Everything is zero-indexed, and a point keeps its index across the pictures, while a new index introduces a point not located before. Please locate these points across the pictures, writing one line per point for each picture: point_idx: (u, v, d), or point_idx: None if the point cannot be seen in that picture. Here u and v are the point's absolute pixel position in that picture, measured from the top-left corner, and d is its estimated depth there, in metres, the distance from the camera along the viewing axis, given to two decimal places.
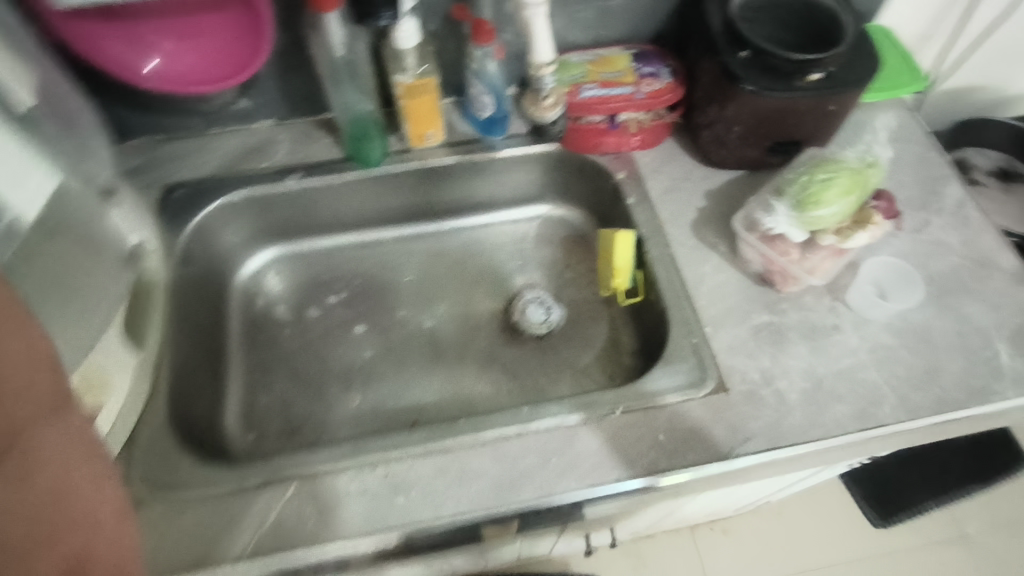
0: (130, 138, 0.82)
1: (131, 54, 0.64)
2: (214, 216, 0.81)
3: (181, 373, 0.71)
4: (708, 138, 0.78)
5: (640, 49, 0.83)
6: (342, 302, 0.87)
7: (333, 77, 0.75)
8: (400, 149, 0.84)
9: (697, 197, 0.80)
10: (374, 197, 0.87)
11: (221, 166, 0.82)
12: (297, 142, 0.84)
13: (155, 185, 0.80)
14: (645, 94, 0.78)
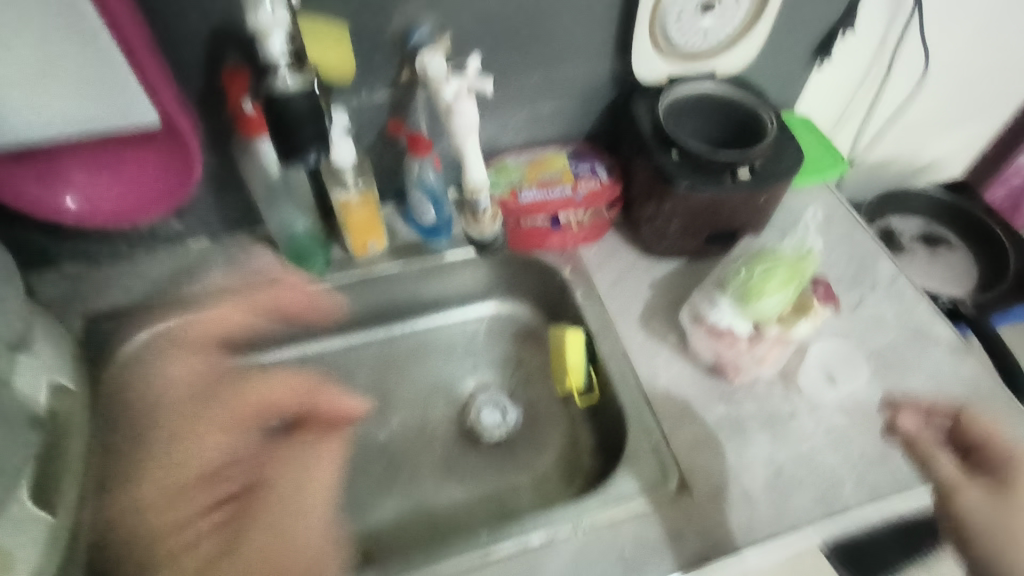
0: (51, 268, 0.78)
1: (49, 192, 0.61)
2: (143, 344, 0.76)
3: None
4: (649, 232, 0.80)
5: (576, 149, 0.86)
6: None
7: (269, 198, 0.75)
8: (342, 258, 0.83)
9: (642, 289, 0.80)
10: (316, 309, 0.84)
11: (151, 291, 0.78)
12: (233, 260, 0.82)
13: (79, 316, 0.75)
14: (583, 195, 0.80)
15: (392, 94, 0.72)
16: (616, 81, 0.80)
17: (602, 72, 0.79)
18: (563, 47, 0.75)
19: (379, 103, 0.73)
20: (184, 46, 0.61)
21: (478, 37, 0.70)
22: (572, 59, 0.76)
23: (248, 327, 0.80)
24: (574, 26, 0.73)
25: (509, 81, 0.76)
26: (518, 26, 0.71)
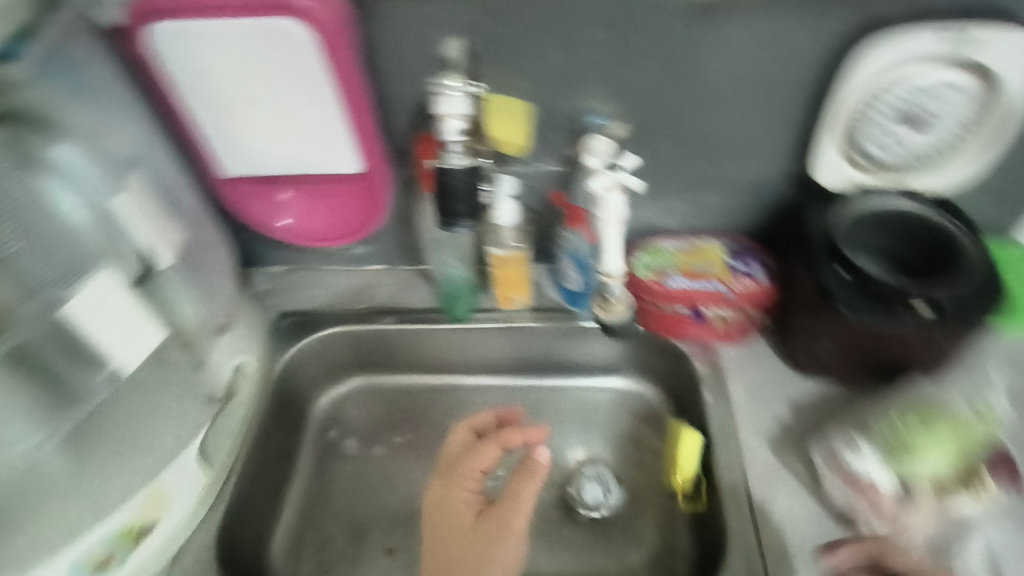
0: (261, 265, 0.94)
1: (267, 211, 0.73)
2: (311, 345, 0.89)
3: (255, 477, 0.78)
4: (799, 347, 0.74)
5: (738, 244, 0.82)
6: (406, 444, 0.90)
7: (435, 245, 0.83)
8: (490, 307, 0.88)
9: (779, 405, 0.75)
10: (456, 347, 0.91)
11: (328, 300, 0.91)
12: (397, 288, 0.92)
13: (270, 310, 0.90)
14: (734, 293, 0.77)
15: (562, 167, 0.77)
16: (791, 183, 0.77)
17: (776, 172, 0.76)
18: (740, 144, 0.74)
19: (549, 172, 0.78)
20: (397, 111, 0.71)
21: (651, 125, 0.73)
22: (745, 156, 0.75)
23: (400, 346, 0.92)
24: (752, 125, 0.72)
25: (678, 169, 0.77)
26: (693, 120, 0.72)
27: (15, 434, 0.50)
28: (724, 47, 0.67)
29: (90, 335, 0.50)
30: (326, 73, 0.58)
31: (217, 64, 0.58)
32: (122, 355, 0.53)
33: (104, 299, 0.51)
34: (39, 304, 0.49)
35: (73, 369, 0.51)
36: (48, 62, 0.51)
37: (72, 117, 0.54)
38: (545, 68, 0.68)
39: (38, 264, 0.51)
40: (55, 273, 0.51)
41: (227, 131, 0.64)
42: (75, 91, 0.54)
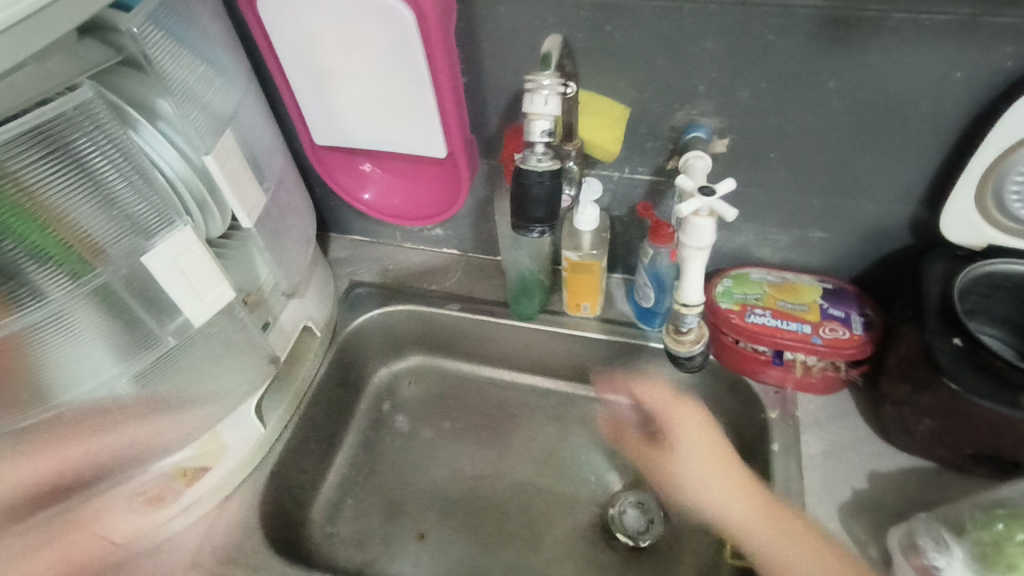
0: (344, 233, 0.96)
1: (355, 185, 0.73)
2: (378, 318, 0.90)
3: (305, 436, 0.80)
4: (890, 416, 0.66)
5: (837, 286, 0.75)
6: (454, 431, 0.90)
7: (511, 242, 0.81)
8: (557, 310, 0.86)
9: (858, 473, 0.67)
10: (517, 345, 0.89)
11: (400, 278, 0.92)
12: (469, 276, 0.91)
13: (345, 278, 0.92)
14: (823, 340, 0.69)
15: (653, 178, 0.72)
16: (917, 232, 0.68)
17: (898, 217, 0.68)
18: (860, 181, 0.66)
19: (639, 181, 0.73)
20: (491, 102, 0.69)
21: (764, 150, 0.66)
22: (868, 195, 0.67)
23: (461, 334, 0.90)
24: (882, 163, 0.64)
25: (785, 198, 0.70)
26: (814, 149, 0.65)
27: (89, 367, 0.48)
28: (862, 74, 0.59)
29: (162, 287, 0.48)
30: (422, 61, 0.57)
31: (317, 36, 0.58)
32: (194, 312, 0.50)
33: (182, 253, 0.48)
34: (134, 247, 0.46)
35: (145, 313, 0.49)
36: (155, 14, 0.47)
37: (179, 66, 0.50)
38: (653, 74, 0.63)
39: (138, 208, 0.46)
40: (152, 220, 0.47)
41: (318, 100, 0.65)
42: (183, 42, 0.51)
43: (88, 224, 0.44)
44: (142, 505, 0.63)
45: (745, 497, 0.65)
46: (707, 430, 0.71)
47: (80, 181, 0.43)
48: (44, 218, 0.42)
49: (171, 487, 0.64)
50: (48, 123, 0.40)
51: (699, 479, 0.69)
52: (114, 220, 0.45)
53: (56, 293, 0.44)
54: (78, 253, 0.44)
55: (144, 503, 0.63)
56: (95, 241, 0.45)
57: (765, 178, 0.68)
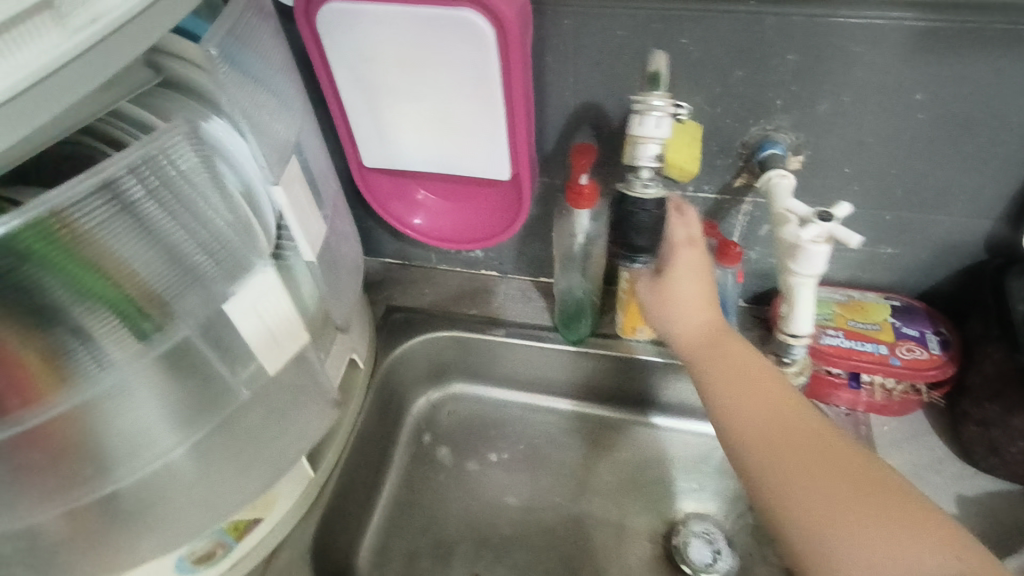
0: (376, 255, 0.91)
1: (405, 209, 0.70)
2: (419, 346, 0.85)
3: (350, 475, 0.74)
4: (977, 438, 0.64)
5: (904, 303, 0.72)
6: (502, 463, 0.85)
7: (565, 263, 0.76)
8: (607, 333, 0.82)
9: (945, 498, 0.65)
10: (564, 370, 0.85)
11: (439, 302, 0.87)
12: (512, 298, 0.87)
13: (380, 303, 0.87)
14: (903, 361, 0.67)
15: (718, 195, 0.69)
16: (993, 246, 0.66)
17: (975, 233, 0.66)
18: (938, 196, 0.64)
19: (703, 199, 0.70)
20: (550, 119, 0.66)
21: (839, 165, 0.63)
22: (945, 209, 0.65)
23: (504, 360, 0.86)
24: (964, 176, 0.62)
25: (858, 215, 0.67)
26: (892, 163, 0.62)
27: (154, 432, 0.44)
28: (955, 88, 0.56)
29: (242, 335, 0.46)
30: (497, 82, 0.54)
31: (380, 54, 0.54)
32: (270, 355, 0.48)
33: (263, 297, 0.46)
34: (211, 296, 0.43)
35: (221, 365, 0.46)
36: (223, 45, 0.42)
37: (244, 96, 0.45)
38: (729, 90, 0.60)
39: (205, 259, 0.42)
40: (226, 264, 0.43)
41: (371, 121, 0.60)
42: (249, 69, 0.46)
43: (157, 278, 0.40)
44: (189, 565, 0.56)
45: (737, 359, 0.58)
46: (702, 275, 0.61)
47: (152, 233, 0.39)
48: (114, 275, 0.38)
49: (222, 543, 0.58)
50: (119, 177, 0.35)
51: (674, 317, 0.61)
52: (181, 276, 0.41)
53: (124, 352, 0.40)
54: (147, 309, 0.40)
55: (191, 564, 0.56)
56: (164, 297, 0.40)
57: (838, 193, 0.66)
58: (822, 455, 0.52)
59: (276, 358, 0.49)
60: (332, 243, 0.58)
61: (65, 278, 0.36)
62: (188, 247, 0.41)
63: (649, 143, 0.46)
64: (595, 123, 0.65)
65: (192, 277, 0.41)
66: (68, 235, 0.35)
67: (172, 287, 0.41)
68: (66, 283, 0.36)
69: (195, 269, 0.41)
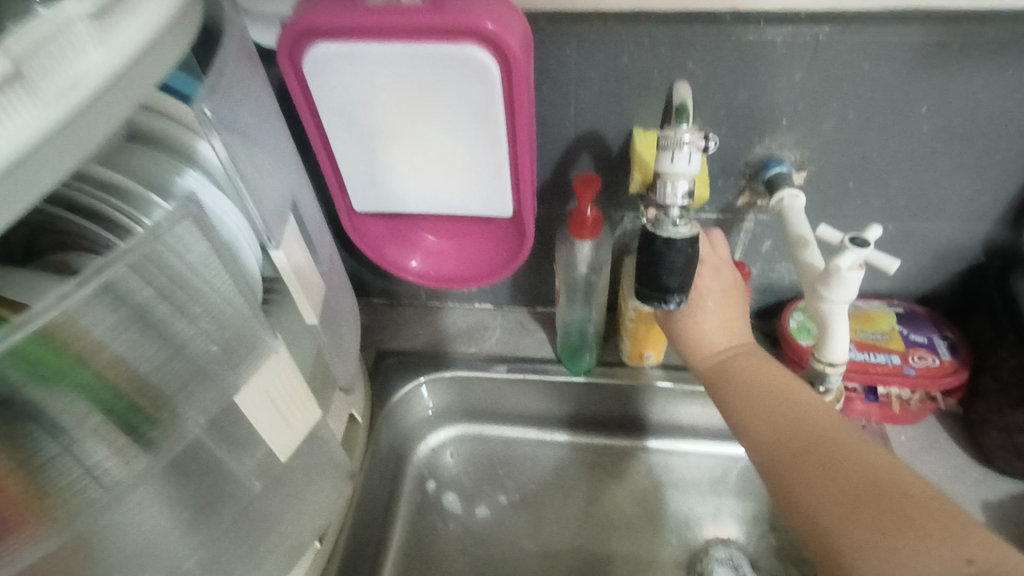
0: (364, 297, 0.87)
1: (400, 252, 0.67)
2: (416, 389, 0.81)
3: (358, 536, 0.70)
4: (1001, 443, 0.64)
5: (908, 309, 0.72)
6: (512, 504, 0.80)
7: (568, 295, 0.73)
8: (612, 361, 0.80)
9: (969, 505, 0.64)
10: (569, 401, 0.82)
11: (434, 341, 0.84)
12: (510, 331, 0.84)
13: (373, 348, 0.83)
14: (916, 369, 0.67)
15: (721, 216, 0.68)
16: (992, 249, 0.67)
17: (974, 237, 0.66)
18: (937, 204, 0.64)
19: (705, 220, 0.68)
20: (548, 149, 0.63)
21: (842, 180, 0.63)
22: (945, 217, 0.65)
23: (506, 395, 0.83)
24: (964, 184, 0.62)
25: (859, 225, 0.67)
26: (894, 175, 0.62)
27: (158, 543, 0.41)
28: (953, 99, 0.56)
29: (254, 424, 0.44)
30: (502, 122, 0.52)
31: (376, 96, 0.51)
32: (281, 442, 0.48)
33: (274, 384, 0.45)
34: (223, 387, 0.42)
35: (229, 458, 0.44)
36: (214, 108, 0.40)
37: (240, 159, 0.43)
38: (731, 111, 0.59)
39: (209, 348, 0.41)
40: (238, 350, 0.42)
41: (363, 164, 0.57)
42: (241, 127, 0.43)
43: (163, 375, 0.39)
44: None
45: (755, 371, 0.56)
46: (732, 300, 0.59)
47: (155, 331, 0.39)
48: (117, 377, 0.37)
49: None
50: (121, 272, 0.34)
51: (706, 329, 0.58)
52: (184, 369, 0.40)
53: (130, 464, 0.38)
54: (151, 413, 0.39)
55: None
56: (168, 395, 0.39)
57: (841, 207, 0.65)
58: (824, 445, 0.49)
59: (283, 429, 0.47)
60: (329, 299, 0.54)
61: (65, 389, 0.35)
62: (191, 338, 0.40)
63: (677, 180, 0.42)
64: (595, 151, 0.63)
65: (196, 369, 0.40)
66: (70, 348, 0.34)
67: (176, 382, 0.39)
68: (65, 390, 0.36)
69: (197, 362, 0.40)
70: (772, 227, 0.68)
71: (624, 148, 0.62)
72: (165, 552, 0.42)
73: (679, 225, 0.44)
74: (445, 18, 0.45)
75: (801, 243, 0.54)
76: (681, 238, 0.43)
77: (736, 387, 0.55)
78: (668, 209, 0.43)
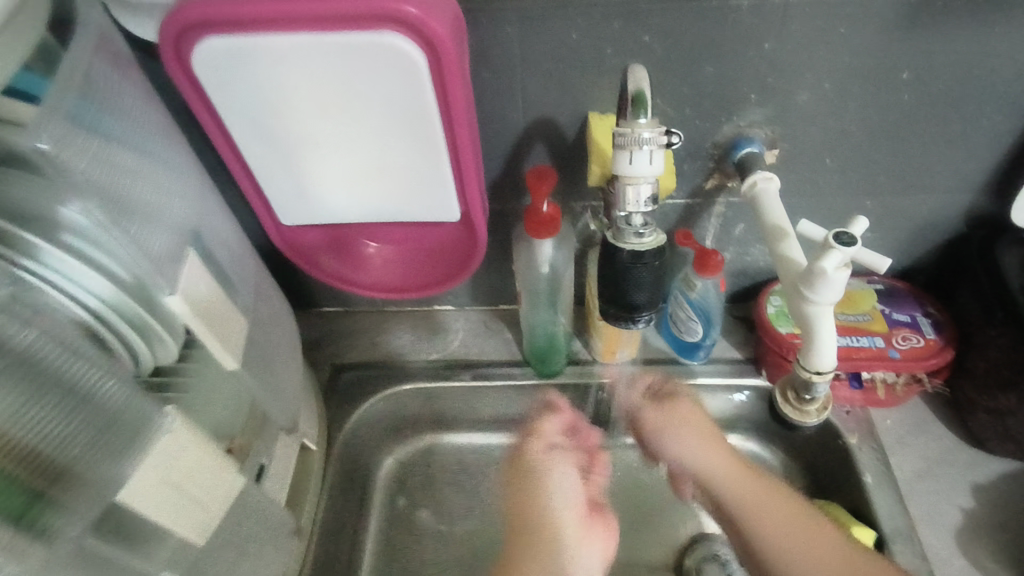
0: (313, 307, 0.80)
1: (342, 264, 0.60)
2: (376, 406, 0.74)
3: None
4: (988, 424, 0.61)
5: (889, 286, 0.69)
6: (490, 518, 0.75)
7: (531, 298, 0.68)
8: (584, 358, 0.75)
9: (958, 490, 0.62)
10: (542, 403, 0.76)
11: (391, 350, 0.77)
12: (473, 333, 0.78)
13: (326, 363, 0.76)
14: (902, 352, 0.63)
15: (690, 201, 0.62)
16: (975, 218, 0.63)
17: (956, 208, 0.62)
18: (918, 175, 0.60)
19: (673, 207, 0.63)
20: (496, 140, 0.57)
21: (817, 155, 0.58)
22: (927, 187, 0.61)
23: (475, 401, 0.77)
24: (946, 153, 0.58)
25: (837, 202, 0.62)
26: (874, 147, 0.57)
27: None
28: (933, 64, 0.51)
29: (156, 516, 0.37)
30: (434, 117, 0.45)
31: (287, 97, 0.44)
32: (190, 526, 0.39)
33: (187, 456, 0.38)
34: (105, 481, 0.34)
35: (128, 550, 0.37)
36: (74, 107, 0.34)
37: (116, 171, 0.38)
38: (696, 88, 0.53)
39: (110, 406, 0.35)
40: (123, 426, 0.35)
41: (287, 172, 0.50)
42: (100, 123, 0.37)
43: (54, 448, 0.32)
44: None
45: (744, 489, 0.59)
46: (704, 435, 0.63)
47: (40, 391, 0.32)
48: (2, 457, 0.30)
49: None
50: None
51: (698, 456, 0.62)
52: (84, 435, 0.33)
53: (25, 564, 0.30)
54: (53, 489, 0.32)
55: None
56: (68, 466, 0.33)
57: (816, 185, 0.60)
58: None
59: (188, 515, 0.39)
60: (255, 333, 0.47)
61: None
62: (88, 396, 0.34)
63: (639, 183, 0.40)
64: (549, 139, 0.56)
65: (92, 439, 0.34)
66: None
67: (72, 448, 0.33)
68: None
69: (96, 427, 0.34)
70: (744, 210, 0.63)
71: (580, 134, 0.56)
72: None
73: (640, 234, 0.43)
74: (357, 2, 0.39)
75: (779, 235, 0.49)
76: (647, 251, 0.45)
77: (750, 522, 0.57)
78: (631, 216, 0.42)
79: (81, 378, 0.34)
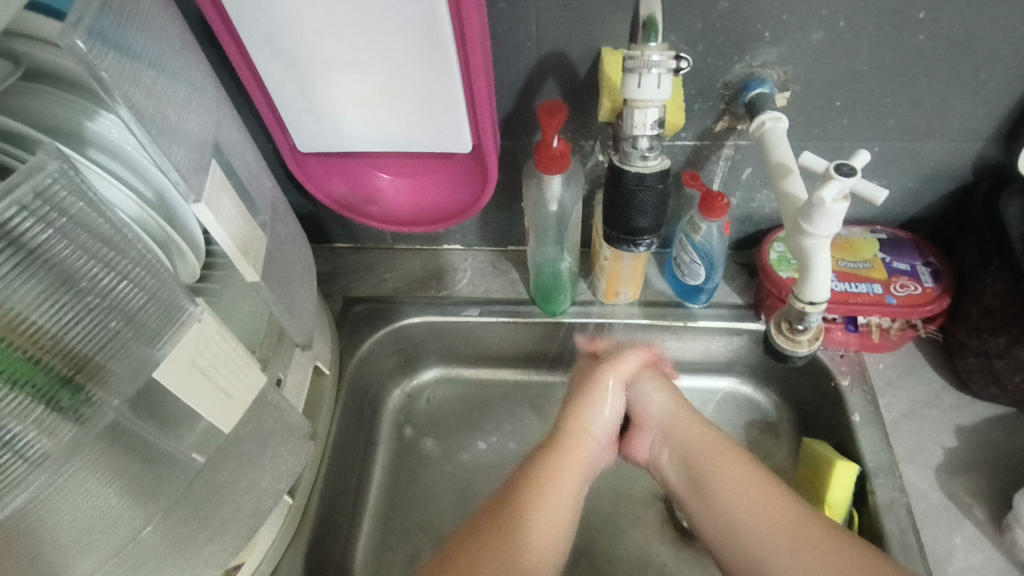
0: (326, 241, 0.83)
1: (356, 195, 0.62)
2: (387, 336, 0.76)
3: (335, 486, 0.67)
4: (977, 369, 0.63)
5: (892, 235, 0.70)
6: (493, 450, 0.76)
7: (539, 233, 0.70)
8: (587, 299, 0.76)
9: (943, 431, 0.64)
10: (546, 339, 0.78)
11: (401, 285, 0.79)
12: (481, 272, 0.80)
13: (338, 295, 0.79)
14: (899, 298, 0.65)
15: (698, 142, 0.63)
16: (981, 168, 0.64)
17: (964, 157, 0.63)
18: (928, 121, 0.60)
19: (681, 148, 0.63)
20: (509, 76, 0.57)
21: (829, 97, 0.58)
22: (935, 136, 0.61)
23: (480, 337, 0.78)
24: (957, 99, 0.58)
25: (847, 146, 0.62)
26: (884, 91, 0.58)
27: (99, 509, 0.39)
28: (950, 4, 0.51)
29: (184, 400, 0.41)
30: (451, 43, 0.46)
31: (303, 14, 0.45)
32: (222, 415, 0.44)
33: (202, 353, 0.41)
34: (133, 367, 0.37)
35: (165, 437, 0.42)
36: (97, 23, 0.34)
37: (146, 88, 0.38)
38: (709, 25, 0.53)
39: (128, 293, 0.36)
40: (150, 316, 0.37)
41: (303, 100, 0.52)
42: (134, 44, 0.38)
43: (93, 341, 0.35)
44: None
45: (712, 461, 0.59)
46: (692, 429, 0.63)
47: (66, 285, 0.33)
48: (47, 351, 0.33)
49: None
50: (40, 241, 0.31)
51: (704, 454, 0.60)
52: (102, 326, 0.35)
53: (56, 437, 0.34)
54: (85, 375, 0.35)
55: None
56: (100, 355, 0.36)
57: (826, 128, 0.61)
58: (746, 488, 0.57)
59: (221, 398, 0.43)
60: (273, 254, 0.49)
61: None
62: (111, 285, 0.35)
63: (648, 107, 0.46)
64: (561, 75, 0.57)
65: (102, 333, 0.35)
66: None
67: (92, 340, 0.35)
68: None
69: (115, 321, 0.36)
70: (752, 152, 0.64)
71: (593, 70, 0.56)
72: (121, 530, 0.40)
73: (647, 157, 0.50)
74: None
75: (783, 171, 0.50)
76: (650, 173, 0.50)
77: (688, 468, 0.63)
78: (638, 138, 0.49)
79: (103, 275, 0.35)
